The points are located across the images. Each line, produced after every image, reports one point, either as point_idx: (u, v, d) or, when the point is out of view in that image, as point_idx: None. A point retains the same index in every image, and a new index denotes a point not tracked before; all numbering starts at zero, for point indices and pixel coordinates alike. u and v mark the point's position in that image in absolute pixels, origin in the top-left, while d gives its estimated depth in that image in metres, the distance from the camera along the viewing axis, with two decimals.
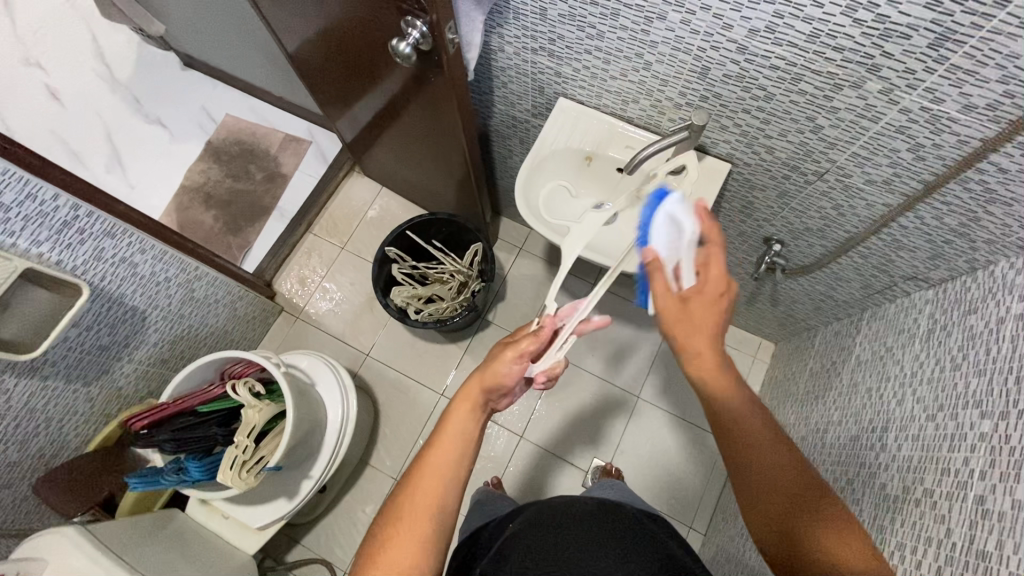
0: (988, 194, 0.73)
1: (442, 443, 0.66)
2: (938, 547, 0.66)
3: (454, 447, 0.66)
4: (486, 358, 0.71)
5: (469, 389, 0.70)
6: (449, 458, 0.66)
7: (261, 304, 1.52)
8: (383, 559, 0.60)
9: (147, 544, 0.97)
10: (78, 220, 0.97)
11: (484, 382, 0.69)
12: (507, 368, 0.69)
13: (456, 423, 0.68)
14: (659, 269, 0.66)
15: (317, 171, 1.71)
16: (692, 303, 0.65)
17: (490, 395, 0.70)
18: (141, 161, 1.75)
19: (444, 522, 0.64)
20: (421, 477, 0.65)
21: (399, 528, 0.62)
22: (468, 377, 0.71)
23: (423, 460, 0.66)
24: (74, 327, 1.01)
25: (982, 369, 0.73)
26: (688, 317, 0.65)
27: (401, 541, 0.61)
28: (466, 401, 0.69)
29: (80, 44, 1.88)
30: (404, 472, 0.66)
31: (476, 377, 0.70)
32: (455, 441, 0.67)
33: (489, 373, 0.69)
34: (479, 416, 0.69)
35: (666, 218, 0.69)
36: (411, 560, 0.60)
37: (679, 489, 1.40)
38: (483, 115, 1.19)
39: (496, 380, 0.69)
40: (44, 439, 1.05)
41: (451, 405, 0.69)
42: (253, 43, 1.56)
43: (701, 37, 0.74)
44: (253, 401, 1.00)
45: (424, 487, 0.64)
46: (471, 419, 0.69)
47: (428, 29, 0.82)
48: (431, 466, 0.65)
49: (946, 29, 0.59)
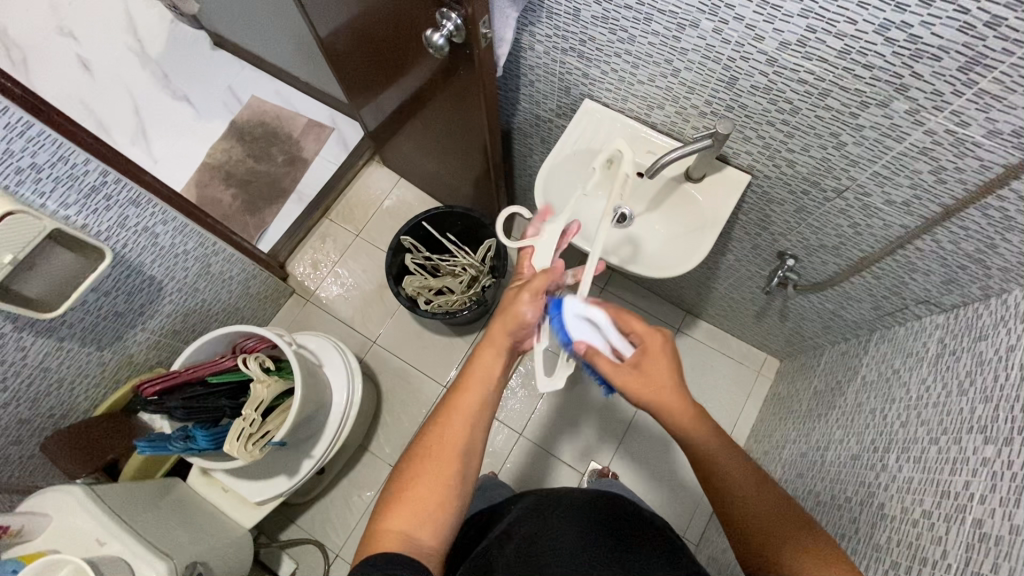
0: (1007, 221, 0.73)
1: (469, 385, 0.69)
2: (933, 568, 0.67)
3: (481, 389, 0.69)
4: (502, 304, 0.74)
5: (494, 334, 0.72)
6: (477, 399, 0.69)
7: (274, 284, 1.54)
8: (410, 495, 0.63)
9: (148, 510, 0.99)
10: (105, 186, 0.99)
11: (511, 324, 0.72)
12: (533, 308, 0.71)
13: (483, 366, 0.71)
14: (598, 354, 0.71)
15: (338, 158, 1.74)
16: (645, 365, 0.71)
17: (516, 336, 0.73)
18: (166, 136, 1.77)
19: (470, 464, 0.66)
20: (448, 418, 0.67)
21: (425, 467, 0.64)
22: (490, 324, 0.73)
23: (451, 403, 0.68)
24: (94, 291, 1.03)
25: (989, 395, 0.73)
26: (646, 378, 0.70)
27: (427, 476, 0.64)
28: (492, 346, 0.72)
29: (114, 17, 1.91)
30: (430, 416, 0.69)
31: (500, 322, 0.73)
32: (482, 383, 0.70)
33: (512, 317, 0.72)
34: (504, 360, 0.72)
35: (578, 317, 0.72)
36: (439, 499, 0.63)
37: (670, 504, 1.39)
38: (507, 113, 1.20)
39: (518, 321, 0.72)
40: (55, 400, 1.07)
41: (476, 350, 0.72)
42: (285, 26, 1.58)
43: (731, 47, 0.75)
44: (262, 375, 1.02)
45: (452, 426, 0.67)
46: (496, 364, 0.71)
47: (462, 22, 0.83)
48: (460, 407, 0.68)
49: (977, 53, 0.60)
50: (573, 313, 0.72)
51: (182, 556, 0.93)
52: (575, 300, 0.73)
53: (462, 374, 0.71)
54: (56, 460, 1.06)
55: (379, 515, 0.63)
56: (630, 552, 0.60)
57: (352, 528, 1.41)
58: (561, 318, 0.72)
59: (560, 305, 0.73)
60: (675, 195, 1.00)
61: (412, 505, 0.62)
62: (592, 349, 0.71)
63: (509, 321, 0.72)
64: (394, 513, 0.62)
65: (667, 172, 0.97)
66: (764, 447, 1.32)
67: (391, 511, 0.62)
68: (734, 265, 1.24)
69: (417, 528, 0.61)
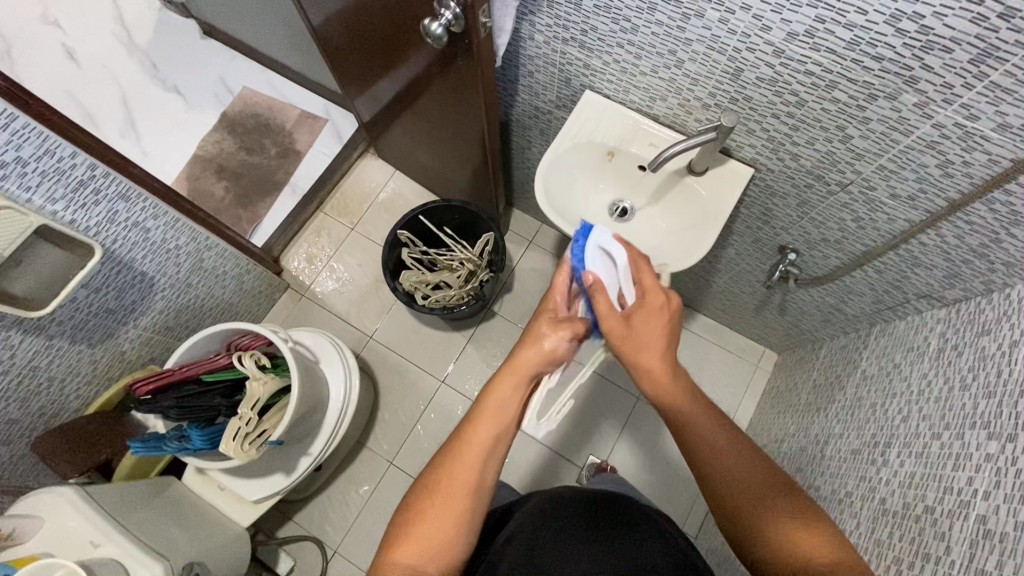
0: (1013, 216, 0.73)
1: (485, 417, 0.67)
2: (937, 563, 0.67)
3: (498, 422, 0.67)
4: (523, 335, 0.71)
5: (515, 366, 0.69)
6: (489, 435, 0.66)
7: (268, 279, 1.52)
8: (419, 531, 0.62)
9: (143, 509, 0.97)
10: (94, 180, 0.96)
11: (541, 355, 0.69)
12: (564, 339, 0.69)
13: (502, 399, 0.68)
14: (601, 292, 0.71)
15: (332, 150, 1.71)
16: (637, 318, 0.69)
17: (541, 371, 0.69)
18: (155, 127, 1.73)
19: (481, 499, 0.65)
20: (462, 452, 0.66)
21: (434, 502, 0.63)
22: (510, 355, 0.70)
23: (464, 440, 0.66)
24: (83, 288, 1.01)
25: (992, 391, 0.73)
26: (633, 331, 0.68)
27: (437, 513, 0.63)
28: (513, 379, 0.68)
29: (100, 5, 1.86)
30: (442, 450, 0.67)
31: (529, 351, 0.69)
32: (495, 418, 0.67)
33: (543, 349, 0.69)
34: (522, 393, 0.69)
35: (598, 249, 0.74)
36: (447, 537, 0.62)
37: (671, 493, 1.40)
38: (505, 105, 1.18)
39: (544, 354, 0.69)
40: (47, 397, 1.05)
41: (495, 379, 0.69)
42: (277, 14, 1.55)
43: (737, 38, 0.74)
44: (257, 373, 1.00)
45: (464, 461, 0.65)
46: (514, 397, 0.68)
47: (461, 11, 0.81)
48: (474, 442, 0.66)
49: (989, 45, 0.59)
50: (596, 243, 0.74)
51: (177, 556, 0.91)
52: (603, 232, 0.74)
53: (477, 407, 0.68)
54: (51, 461, 1.05)
55: (389, 544, 0.63)
56: (631, 551, 0.61)
57: (350, 523, 1.40)
58: (583, 247, 0.74)
59: (587, 234, 0.75)
60: (676, 189, 0.99)
61: (420, 540, 0.61)
62: (597, 283, 0.71)
63: (543, 353, 0.69)
64: (401, 547, 0.61)
65: (671, 165, 0.96)
66: (763, 441, 1.32)
67: (400, 543, 0.62)
68: (734, 259, 1.24)
69: (424, 564, 0.60)
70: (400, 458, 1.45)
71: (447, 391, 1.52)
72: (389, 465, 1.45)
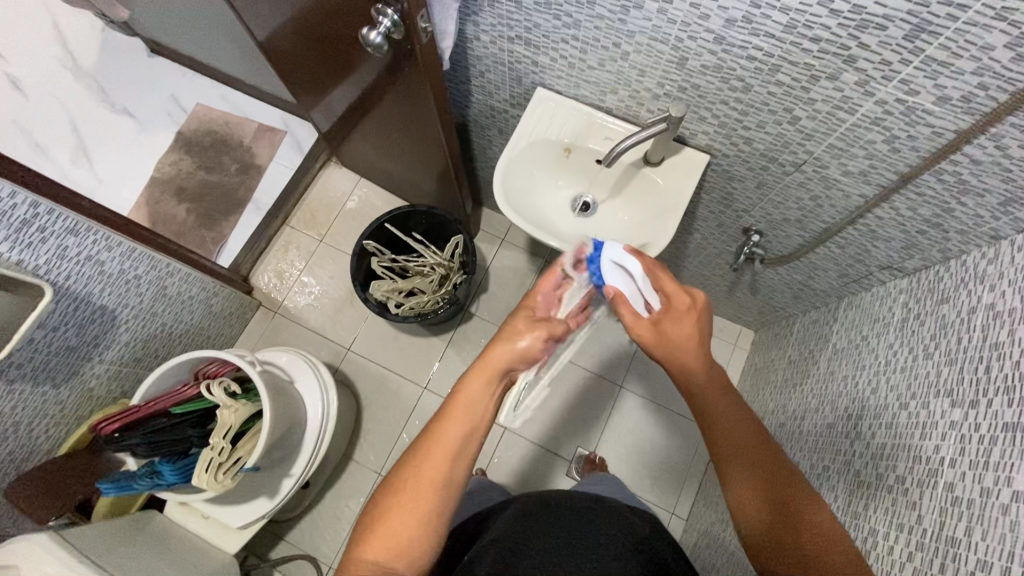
0: (961, 185, 0.74)
1: (457, 414, 0.65)
2: (910, 533, 0.68)
3: (468, 420, 0.65)
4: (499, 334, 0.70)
5: (488, 362, 0.67)
6: (459, 432, 0.65)
7: (238, 299, 1.50)
8: (384, 527, 0.61)
9: (125, 548, 0.95)
10: (38, 218, 0.93)
11: (514, 354, 0.67)
12: (539, 338, 0.68)
13: (472, 396, 0.66)
14: (624, 301, 0.70)
15: (294, 162, 1.67)
16: (664, 322, 0.69)
17: (513, 368, 0.68)
18: (107, 152, 1.67)
19: (451, 496, 0.64)
20: (429, 448, 0.64)
21: (402, 497, 0.62)
22: (485, 349, 0.68)
23: (433, 434, 0.64)
24: (40, 328, 0.97)
25: (953, 357, 0.74)
26: (666, 336, 0.69)
27: (402, 510, 0.61)
28: (484, 375, 0.67)
29: (36, 25, 1.76)
30: (412, 443, 0.66)
31: (502, 347, 0.68)
32: (468, 415, 0.65)
33: (515, 346, 0.67)
34: (494, 389, 0.67)
35: (614, 263, 0.72)
36: (411, 532, 0.61)
37: (659, 479, 1.44)
38: (460, 106, 1.17)
39: (517, 352, 0.67)
40: (12, 443, 1.01)
41: (465, 375, 0.67)
42: (222, 28, 1.51)
43: (677, 27, 0.73)
44: (228, 401, 0.98)
45: (432, 456, 0.64)
46: (485, 393, 0.67)
47: (399, 18, 0.79)
48: (444, 438, 0.64)
49: (922, 20, 0.58)
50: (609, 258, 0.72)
51: None
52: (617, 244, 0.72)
53: (449, 402, 0.66)
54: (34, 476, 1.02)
55: (357, 539, 0.62)
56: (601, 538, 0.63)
57: (342, 537, 1.39)
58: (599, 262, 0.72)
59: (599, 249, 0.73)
60: (636, 181, 0.99)
61: (386, 535, 0.61)
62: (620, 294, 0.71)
63: (518, 353, 0.67)
64: (369, 543, 0.60)
65: (626, 158, 0.96)
66: None
67: (367, 537, 0.61)
68: (701, 244, 1.24)
69: (392, 562, 0.60)
70: (387, 468, 1.44)
71: (430, 396, 1.51)
72: (378, 476, 1.44)
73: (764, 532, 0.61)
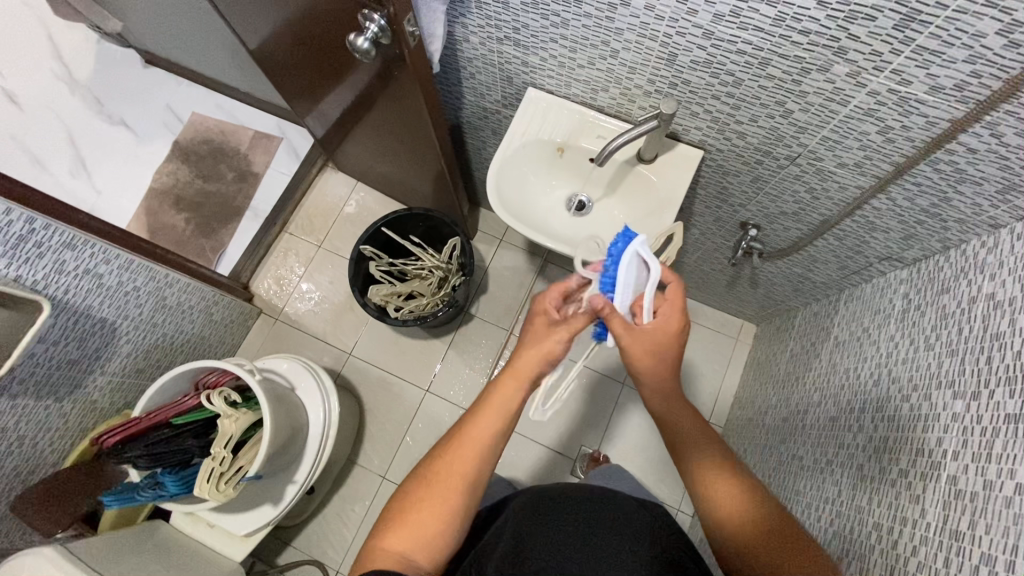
0: (958, 173, 0.73)
1: (487, 413, 0.66)
2: (914, 527, 0.67)
3: (498, 419, 0.66)
4: (529, 334, 0.71)
5: (521, 364, 0.69)
6: (488, 431, 0.66)
7: (238, 307, 1.50)
8: (410, 519, 0.61)
9: (130, 559, 0.95)
10: (34, 234, 0.93)
11: (540, 356, 0.69)
12: (563, 339, 0.69)
13: (504, 397, 0.67)
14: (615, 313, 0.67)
15: (290, 168, 1.67)
16: (654, 338, 0.69)
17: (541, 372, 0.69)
18: (106, 164, 1.67)
19: (475, 493, 0.64)
20: (459, 444, 0.65)
21: (430, 490, 0.62)
22: (517, 351, 0.70)
23: (464, 431, 0.66)
24: (40, 343, 0.98)
25: (955, 349, 0.73)
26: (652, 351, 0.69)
27: (430, 503, 0.62)
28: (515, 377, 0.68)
29: (31, 39, 1.77)
30: (441, 439, 0.67)
31: (529, 353, 0.69)
32: (501, 414, 0.66)
33: (541, 348, 0.69)
34: (525, 392, 0.68)
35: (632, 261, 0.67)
36: (436, 526, 0.61)
37: (664, 475, 1.43)
38: (453, 108, 1.17)
39: (547, 355, 0.69)
40: (17, 458, 1.02)
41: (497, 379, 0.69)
42: (214, 36, 1.50)
43: (666, 23, 0.72)
44: (228, 410, 0.98)
45: (461, 452, 0.64)
46: (516, 395, 0.68)
47: (386, 23, 0.78)
48: (473, 434, 0.65)
49: (911, 9, 0.58)
50: (631, 253, 0.67)
51: None
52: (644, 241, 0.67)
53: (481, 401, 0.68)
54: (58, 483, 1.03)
55: (379, 532, 0.62)
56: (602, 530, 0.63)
57: (349, 541, 1.40)
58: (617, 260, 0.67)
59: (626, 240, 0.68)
60: (631, 178, 0.98)
61: (412, 527, 0.61)
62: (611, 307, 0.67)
63: (546, 354, 0.69)
64: (392, 534, 0.61)
65: (619, 156, 0.95)
66: (748, 414, 1.33)
67: (392, 530, 0.61)
68: (700, 239, 1.23)
69: (414, 553, 0.59)
70: (392, 472, 1.45)
71: (433, 399, 1.51)
72: (382, 479, 1.44)
73: (740, 535, 0.62)
